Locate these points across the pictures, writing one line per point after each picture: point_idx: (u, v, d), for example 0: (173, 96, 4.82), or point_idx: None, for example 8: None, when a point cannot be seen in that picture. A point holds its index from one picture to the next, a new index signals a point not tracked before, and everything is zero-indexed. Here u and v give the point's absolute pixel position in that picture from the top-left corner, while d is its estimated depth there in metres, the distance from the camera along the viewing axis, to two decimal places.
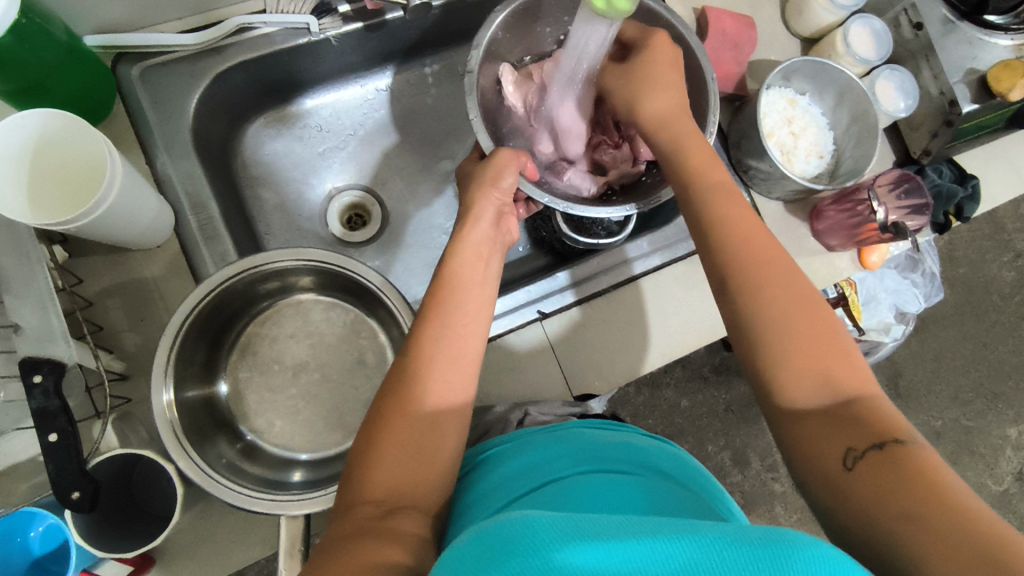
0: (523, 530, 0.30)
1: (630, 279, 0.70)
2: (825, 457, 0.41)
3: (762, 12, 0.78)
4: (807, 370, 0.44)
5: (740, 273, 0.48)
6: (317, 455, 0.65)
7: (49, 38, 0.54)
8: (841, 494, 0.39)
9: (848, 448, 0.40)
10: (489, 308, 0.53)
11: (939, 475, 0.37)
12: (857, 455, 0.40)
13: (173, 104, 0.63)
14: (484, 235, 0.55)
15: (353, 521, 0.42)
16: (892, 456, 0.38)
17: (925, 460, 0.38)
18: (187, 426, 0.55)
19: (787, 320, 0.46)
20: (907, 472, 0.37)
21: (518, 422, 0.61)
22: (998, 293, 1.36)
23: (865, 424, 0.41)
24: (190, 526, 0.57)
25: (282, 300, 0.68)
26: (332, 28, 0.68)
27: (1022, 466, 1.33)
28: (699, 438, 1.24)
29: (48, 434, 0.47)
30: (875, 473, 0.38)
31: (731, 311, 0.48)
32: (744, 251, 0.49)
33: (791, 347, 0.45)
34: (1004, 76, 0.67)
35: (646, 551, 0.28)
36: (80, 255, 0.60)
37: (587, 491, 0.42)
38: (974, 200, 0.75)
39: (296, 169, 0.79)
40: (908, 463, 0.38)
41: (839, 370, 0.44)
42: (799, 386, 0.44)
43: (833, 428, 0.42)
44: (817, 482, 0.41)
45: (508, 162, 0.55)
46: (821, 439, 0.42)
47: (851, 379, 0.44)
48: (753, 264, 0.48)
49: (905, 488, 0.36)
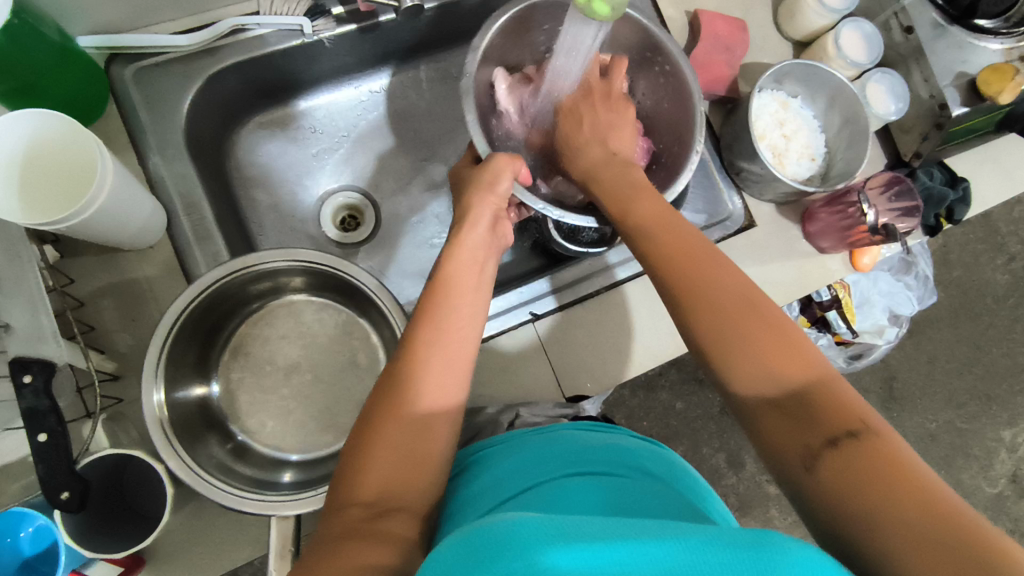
0: (510, 530, 0.30)
1: (613, 285, 0.70)
2: (786, 456, 0.39)
3: (755, 15, 0.78)
4: (760, 365, 0.42)
5: (679, 276, 0.47)
6: (309, 456, 0.65)
7: (40, 38, 0.55)
8: (805, 495, 0.38)
9: (807, 448, 0.38)
10: (483, 312, 0.53)
11: (901, 469, 0.35)
12: (815, 453, 0.38)
13: (166, 105, 0.64)
14: (481, 239, 0.55)
15: (342, 522, 0.42)
16: (849, 451, 0.36)
17: (887, 452, 0.36)
18: (177, 425, 0.55)
19: (732, 317, 0.44)
20: (869, 468, 0.35)
21: (509, 422, 0.61)
22: (991, 296, 1.36)
23: (822, 416, 0.39)
24: (181, 526, 0.57)
25: (273, 300, 0.68)
26: (326, 30, 0.69)
27: (1016, 469, 1.33)
28: (693, 440, 1.24)
29: (38, 434, 0.47)
30: (834, 472, 0.36)
31: (677, 314, 0.47)
32: (679, 254, 0.48)
33: (739, 344, 0.43)
34: (993, 79, 0.68)
35: (634, 553, 0.28)
36: (72, 255, 0.60)
37: (565, 497, 0.42)
38: (966, 203, 0.76)
39: (289, 170, 0.79)
40: (867, 459, 0.36)
41: (791, 360, 0.42)
42: (753, 383, 0.42)
43: (790, 424, 0.40)
44: (785, 482, 0.40)
45: (505, 166, 0.56)
46: (782, 437, 0.40)
47: (799, 368, 0.42)
48: (689, 264, 0.47)
49: (865, 487, 0.35)
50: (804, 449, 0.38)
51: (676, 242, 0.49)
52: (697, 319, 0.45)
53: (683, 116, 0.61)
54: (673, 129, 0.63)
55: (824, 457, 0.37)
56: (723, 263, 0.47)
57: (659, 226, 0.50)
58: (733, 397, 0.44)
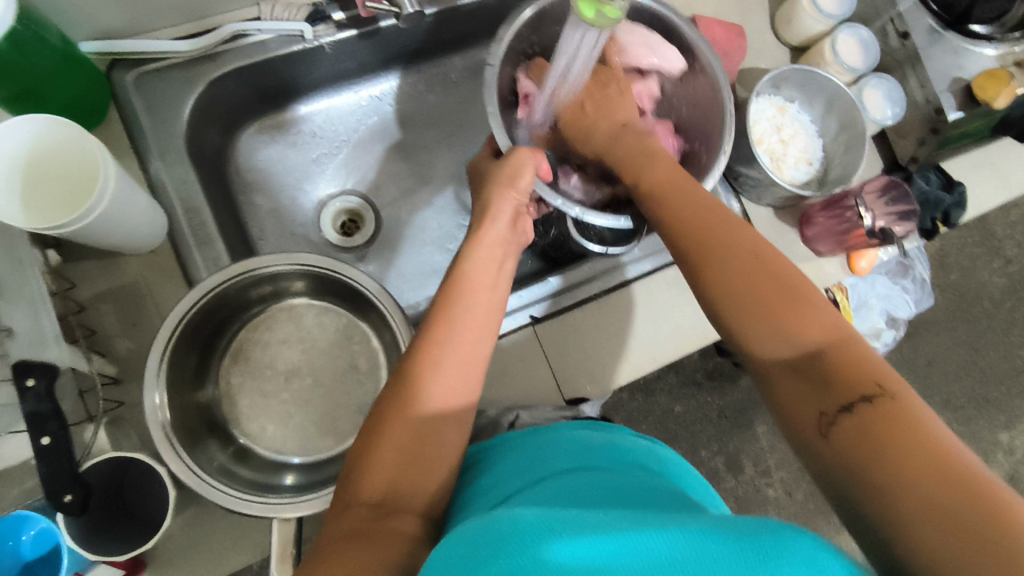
0: (517, 529, 0.30)
1: (623, 284, 0.71)
2: (803, 420, 0.40)
3: (752, 21, 0.79)
4: (777, 330, 0.43)
5: (696, 245, 0.48)
6: (309, 459, 0.66)
7: (44, 45, 0.55)
8: (822, 460, 0.38)
9: (822, 412, 0.38)
10: (498, 316, 0.53)
11: (917, 429, 0.34)
12: (830, 417, 0.38)
13: (169, 110, 0.64)
14: (501, 236, 0.56)
15: (349, 521, 0.42)
16: (864, 413, 0.36)
17: (901, 414, 0.35)
18: (177, 426, 0.55)
19: (751, 284, 0.45)
20: (880, 432, 0.35)
21: (510, 424, 0.61)
22: (988, 299, 1.37)
23: (837, 379, 0.39)
24: (181, 531, 0.57)
25: (275, 304, 0.69)
26: (326, 36, 0.69)
27: (1013, 471, 1.34)
28: (693, 443, 1.24)
29: (41, 437, 0.48)
30: (849, 434, 0.36)
31: (696, 282, 0.47)
32: (697, 221, 0.48)
33: (760, 308, 0.44)
34: (989, 85, 0.68)
35: (635, 544, 0.29)
36: (73, 259, 0.60)
37: (581, 489, 0.42)
38: (961, 207, 0.77)
39: (290, 175, 0.79)
40: (883, 421, 0.35)
41: (809, 322, 0.42)
42: (772, 348, 0.43)
43: (805, 388, 0.40)
44: (802, 447, 0.40)
45: (527, 161, 0.56)
46: (797, 402, 0.40)
47: (818, 332, 0.42)
48: (718, 227, 0.48)
49: (880, 448, 0.35)
50: (820, 413, 0.39)
51: (696, 215, 0.49)
52: (718, 285, 0.46)
53: (711, 120, 0.62)
54: (699, 136, 0.64)
55: (839, 420, 0.37)
56: (745, 232, 0.47)
57: (687, 200, 0.50)
58: (754, 363, 0.44)
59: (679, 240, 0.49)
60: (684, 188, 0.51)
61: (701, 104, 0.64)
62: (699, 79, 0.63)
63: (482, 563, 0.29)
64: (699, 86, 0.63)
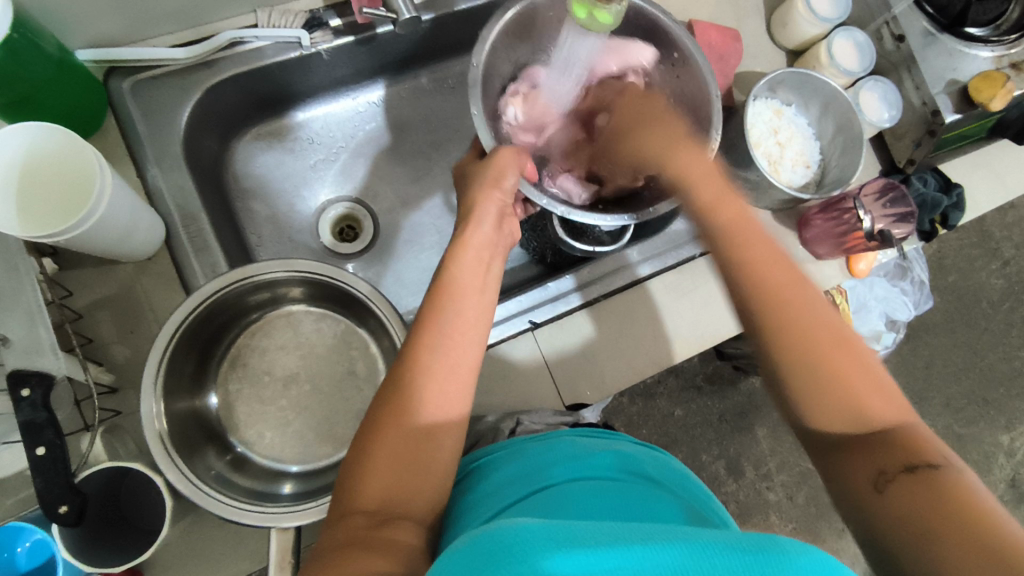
0: (517, 536, 0.30)
1: (636, 282, 0.71)
2: (856, 476, 0.41)
3: (748, 25, 0.79)
4: (837, 389, 0.44)
5: (763, 295, 0.47)
6: (306, 467, 0.65)
7: (39, 53, 0.55)
8: (872, 517, 0.39)
9: (880, 470, 0.40)
10: (487, 316, 0.53)
11: (972, 497, 0.36)
12: (887, 480, 0.39)
13: (165, 116, 0.64)
14: (486, 238, 0.55)
15: (346, 530, 0.42)
16: (923, 479, 0.38)
17: (958, 480, 0.37)
18: (175, 437, 0.55)
19: (811, 338, 0.45)
20: (940, 494, 0.37)
21: (509, 431, 0.61)
22: (987, 301, 1.37)
23: (895, 443, 0.41)
24: (179, 539, 0.57)
25: (271, 311, 0.68)
26: (323, 43, 0.69)
27: (1015, 474, 1.34)
28: (693, 447, 1.24)
29: (37, 447, 0.47)
30: (908, 495, 0.38)
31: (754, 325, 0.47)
32: (756, 260, 0.48)
33: (823, 364, 0.44)
34: (984, 87, 0.68)
35: (638, 559, 0.28)
36: (68, 267, 0.60)
37: (605, 500, 0.42)
38: (960, 209, 0.77)
39: (287, 182, 0.79)
40: (942, 487, 0.37)
41: (869, 386, 0.44)
42: (829, 404, 0.43)
43: (861, 449, 0.42)
44: (848, 505, 0.42)
45: (509, 162, 0.57)
46: (853, 459, 0.42)
47: (877, 396, 0.43)
48: (772, 267, 0.48)
49: (940, 511, 0.36)
50: (876, 474, 0.40)
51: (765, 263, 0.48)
52: (783, 338, 0.45)
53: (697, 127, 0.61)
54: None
55: (898, 482, 0.39)
56: (810, 289, 0.47)
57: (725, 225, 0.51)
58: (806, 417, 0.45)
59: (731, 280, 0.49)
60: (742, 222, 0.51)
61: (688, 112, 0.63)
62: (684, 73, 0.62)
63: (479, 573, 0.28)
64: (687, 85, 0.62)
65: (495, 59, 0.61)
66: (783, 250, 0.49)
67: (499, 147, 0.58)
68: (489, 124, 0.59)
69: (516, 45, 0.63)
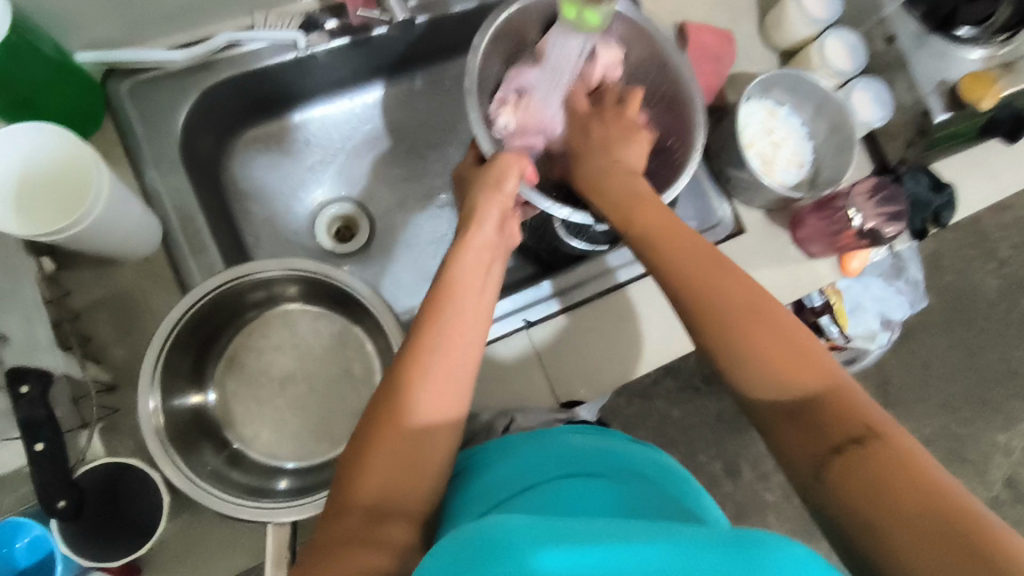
0: (500, 533, 0.30)
1: (615, 288, 0.71)
2: (802, 461, 0.41)
3: (741, 27, 0.80)
4: (772, 373, 0.44)
5: (695, 292, 0.47)
6: (305, 462, 0.66)
7: (38, 55, 0.56)
8: (819, 500, 0.39)
9: (818, 451, 0.40)
10: (486, 316, 0.53)
11: (911, 468, 0.36)
12: (824, 461, 0.39)
13: (163, 118, 0.65)
14: (487, 240, 0.56)
15: (343, 525, 0.43)
16: (859, 458, 0.38)
17: (896, 453, 0.37)
18: (172, 434, 0.55)
19: (740, 326, 0.45)
20: (876, 470, 0.36)
21: (504, 428, 0.61)
22: (983, 301, 1.38)
23: (833, 419, 0.40)
24: (176, 536, 0.57)
25: (269, 311, 0.69)
26: (319, 45, 0.70)
27: (1012, 474, 1.34)
28: (690, 448, 1.24)
29: (35, 443, 0.48)
30: (848, 475, 0.38)
31: (693, 320, 0.47)
32: (687, 257, 0.49)
33: (757, 351, 0.44)
34: (975, 87, 0.69)
35: (622, 556, 0.29)
36: (68, 267, 0.61)
37: (580, 496, 0.43)
38: (951, 209, 0.77)
39: (285, 184, 0.80)
40: (874, 465, 0.37)
41: (800, 363, 0.43)
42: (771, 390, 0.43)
43: (803, 430, 0.41)
44: (799, 487, 0.42)
45: (511, 164, 0.58)
46: (798, 442, 0.41)
47: (814, 373, 0.43)
48: (700, 263, 0.49)
49: (879, 490, 0.36)
50: (813, 456, 0.40)
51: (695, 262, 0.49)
52: (716, 331, 0.46)
53: (683, 120, 0.63)
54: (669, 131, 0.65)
55: (833, 462, 0.39)
56: (740, 279, 0.48)
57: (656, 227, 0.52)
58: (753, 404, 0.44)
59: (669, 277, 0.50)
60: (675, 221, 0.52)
61: (671, 107, 0.65)
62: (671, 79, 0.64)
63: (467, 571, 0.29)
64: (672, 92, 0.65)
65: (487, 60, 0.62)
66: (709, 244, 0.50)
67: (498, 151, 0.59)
68: (484, 127, 0.60)
69: (507, 44, 0.64)
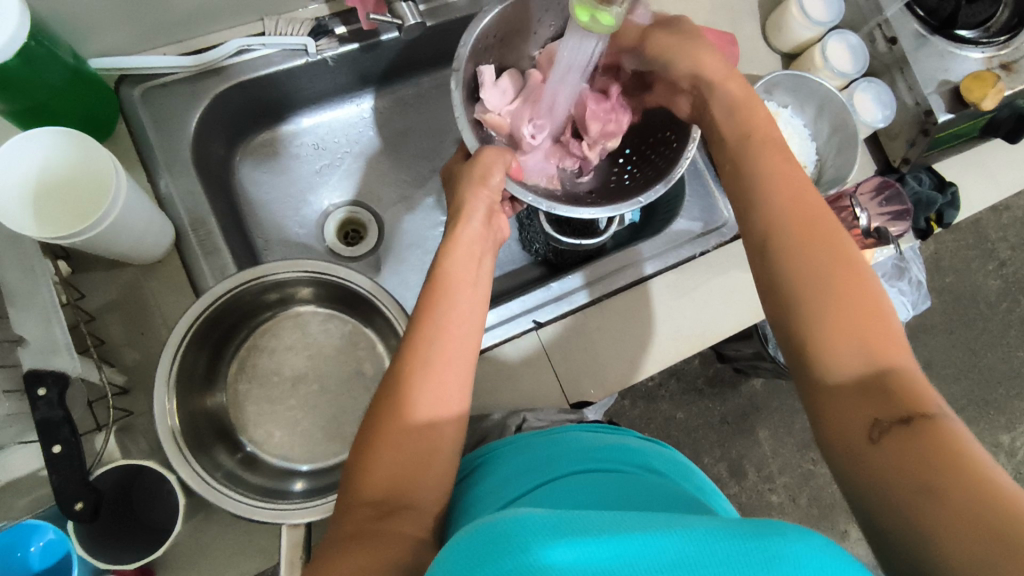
0: (515, 527, 0.31)
1: (641, 280, 0.72)
2: (849, 427, 0.39)
3: (743, 30, 0.81)
4: (847, 334, 0.42)
5: (782, 243, 0.46)
6: (317, 465, 0.66)
7: (55, 61, 0.56)
8: (863, 466, 0.38)
9: (876, 420, 0.38)
10: (482, 306, 0.54)
11: (967, 454, 0.35)
12: (884, 428, 0.38)
13: (175, 123, 0.65)
14: (475, 234, 0.57)
15: (353, 522, 0.43)
16: (924, 431, 0.36)
17: (957, 438, 0.35)
18: (187, 434, 0.55)
19: (826, 283, 0.43)
20: (933, 449, 0.35)
21: (515, 427, 0.61)
22: (985, 302, 1.38)
23: (896, 392, 0.39)
24: (189, 538, 0.57)
25: (282, 312, 0.69)
26: (329, 50, 0.71)
27: (1016, 473, 1.35)
28: (695, 449, 1.24)
29: (52, 445, 0.48)
30: (903, 448, 0.36)
31: (773, 269, 0.45)
32: (789, 211, 0.47)
33: (832, 310, 0.42)
34: (975, 87, 0.70)
35: (639, 545, 0.29)
36: (81, 271, 0.61)
37: (604, 490, 0.43)
38: (954, 207, 0.78)
39: (293, 187, 0.80)
40: (942, 441, 0.35)
41: (878, 334, 0.41)
42: (844, 347, 0.41)
43: (861, 395, 0.40)
44: (835, 451, 0.40)
45: (494, 159, 0.58)
46: (850, 406, 0.40)
47: (887, 343, 0.41)
48: (795, 215, 0.46)
49: (933, 466, 0.34)
50: (870, 423, 0.38)
51: (787, 212, 0.47)
52: (799, 282, 0.44)
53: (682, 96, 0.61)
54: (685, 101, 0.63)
55: (891, 434, 0.37)
56: (836, 236, 0.45)
57: (747, 177, 0.50)
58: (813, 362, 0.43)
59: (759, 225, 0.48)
60: (783, 175, 0.49)
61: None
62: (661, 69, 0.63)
63: (477, 568, 0.29)
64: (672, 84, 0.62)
65: (477, 64, 0.62)
66: (813, 196, 0.47)
67: (482, 148, 0.59)
68: (471, 126, 0.60)
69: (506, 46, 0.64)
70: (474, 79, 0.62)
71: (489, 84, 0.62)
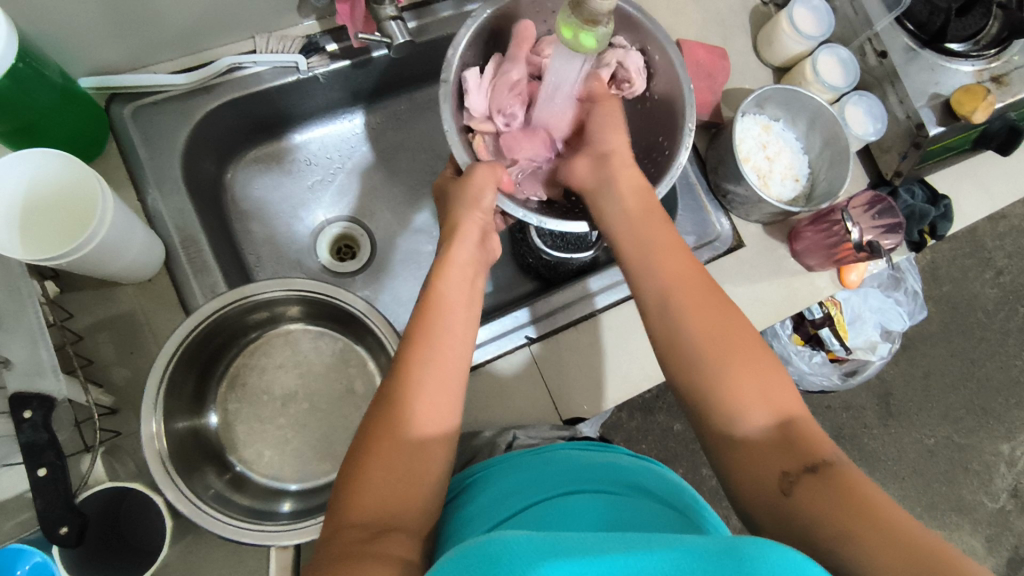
0: (503, 549, 0.30)
1: (591, 313, 0.71)
2: (761, 481, 0.42)
3: (735, 44, 0.81)
4: (748, 392, 0.45)
5: (683, 307, 0.50)
6: (306, 484, 0.65)
7: (43, 81, 0.56)
8: (780, 516, 0.40)
9: (785, 472, 0.41)
10: (474, 331, 0.54)
11: (864, 493, 0.38)
12: (793, 479, 0.41)
13: (166, 141, 0.65)
14: (470, 256, 0.57)
15: (341, 545, 0.42)
16: (825, 475, 0.40)
17: (855, 480, 0.39)
18: (175, 456, 0.55)
19: (725, 345, 0.47)
20: (838, 492, 0.38)
21: (506, 445, 0.61)
22: (982, 310, 1.38)
23: (797, 444, 0.43)
24: (178, 559, 0.57)
25: (270, 330, 0.69)
26: (320, 67, 0.71)
27: (1017, 483, 1.33)
28: (693, 462, 1.24)
29: (38, 468, 0.47)
30: (812, 493, 0.39)
31: (674, 335, 0.49)
32: (685, 279, 0.51)
33: (734, 370, 0.46)
34: (965, 100, 0.69)
35: (621, 564, 0.29)
36: (69, 290, 0.61)
37: (587, 512, 0.42)
38: (947, 219, 0.78)
39: (285, 204, 0.80)
40: (842, 482, 0.39)
41: (772, 390, 0.46)
42: (747, 406, 0.45)
43: (769, 450, 0.43)
44: (757, 506, 0.42)
45: (486, 178, 0.57)
46: (760, 461, 0.43)
47: (781, 397, 0.46)
48: (690, 280, 0.51)
49: (838, 507, 0.37)
50: (780, 475, 0.41)
51: (680, 282, 0.51)
52: (698, 345, 0.48)
53: (672, 112, 0.62)
54: (655, 127, 0.64)
55: (800, 483, 0.40)
56: (724, 304, 0.50)
57: (656, 236, 0.54)
58: (725, 422, 0.45)
59: (656, 291, 0.52)
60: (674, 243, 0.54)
61: (660, 105, 0.63)
62: (659, 77, 0.63)
63: None
64: (665, 90, 0.62)
65: (461, 69, 0.60)
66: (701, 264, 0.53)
67: (474, 164, 0.59)
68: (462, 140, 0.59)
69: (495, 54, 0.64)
70: (458, 86, 0.60)
71: (474, 89, 0.60)
